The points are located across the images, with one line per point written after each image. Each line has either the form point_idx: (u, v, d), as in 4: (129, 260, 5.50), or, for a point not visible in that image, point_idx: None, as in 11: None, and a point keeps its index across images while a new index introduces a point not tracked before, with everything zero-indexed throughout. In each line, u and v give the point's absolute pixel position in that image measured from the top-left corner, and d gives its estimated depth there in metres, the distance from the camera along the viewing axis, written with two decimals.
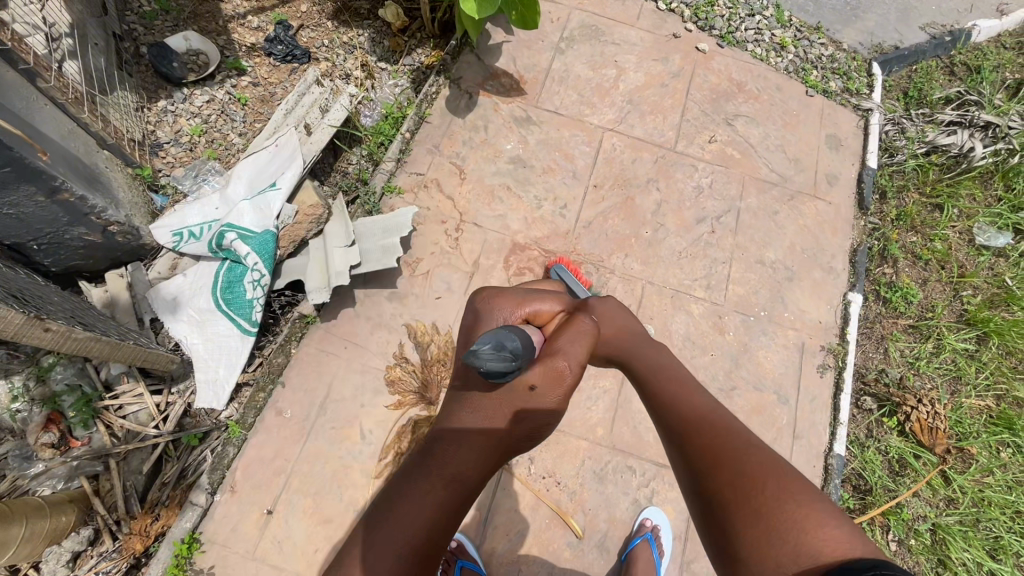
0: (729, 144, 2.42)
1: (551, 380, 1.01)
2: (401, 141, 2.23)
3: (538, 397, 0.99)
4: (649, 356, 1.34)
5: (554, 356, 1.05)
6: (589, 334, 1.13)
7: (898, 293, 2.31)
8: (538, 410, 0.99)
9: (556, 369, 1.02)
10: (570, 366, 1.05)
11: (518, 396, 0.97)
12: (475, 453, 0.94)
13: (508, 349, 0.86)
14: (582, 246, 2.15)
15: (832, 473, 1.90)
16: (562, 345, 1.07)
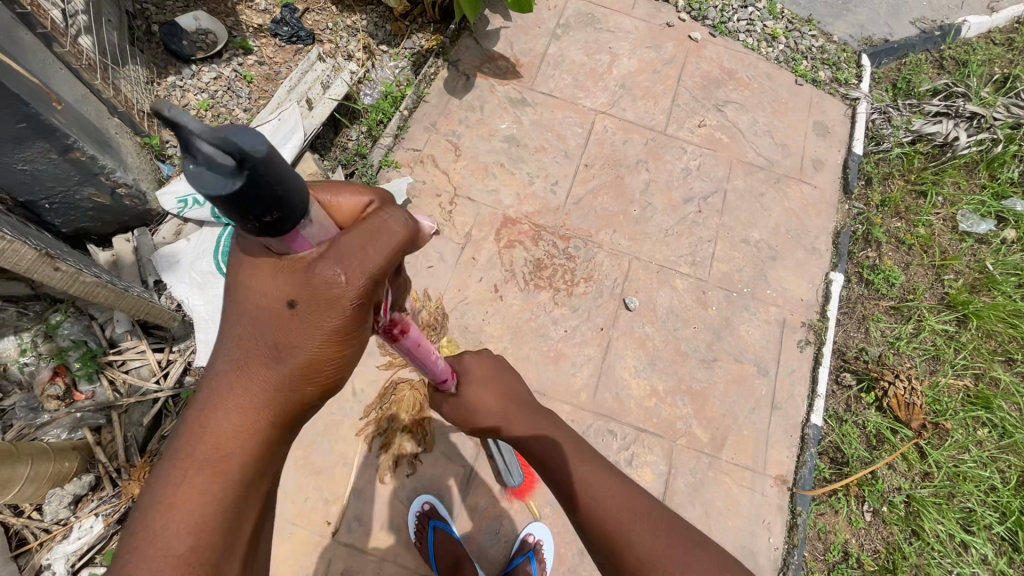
0: (718, 129, 2.49)
1: (325, 300, 0.70)
2: (399, 119, 2.32)
3: (304, 319, 0.71)
4: (527, 401, 1.27)
5: (319, 259, 0.69)
6: (397, 230, 0.72)
7: (880, 275, 2.37)
8: (303, 338, 0.72)
9: (324, 284, 0.69)
10: (343, 277, 0.69)
11: (277, 319, 0.71)
12: (245, 412, 0.72)
13: (251, 148, 0.51)
14: (571, 221, 2.21)
15: (808, 443, 1.95)
16: (338, 241, 0.70)
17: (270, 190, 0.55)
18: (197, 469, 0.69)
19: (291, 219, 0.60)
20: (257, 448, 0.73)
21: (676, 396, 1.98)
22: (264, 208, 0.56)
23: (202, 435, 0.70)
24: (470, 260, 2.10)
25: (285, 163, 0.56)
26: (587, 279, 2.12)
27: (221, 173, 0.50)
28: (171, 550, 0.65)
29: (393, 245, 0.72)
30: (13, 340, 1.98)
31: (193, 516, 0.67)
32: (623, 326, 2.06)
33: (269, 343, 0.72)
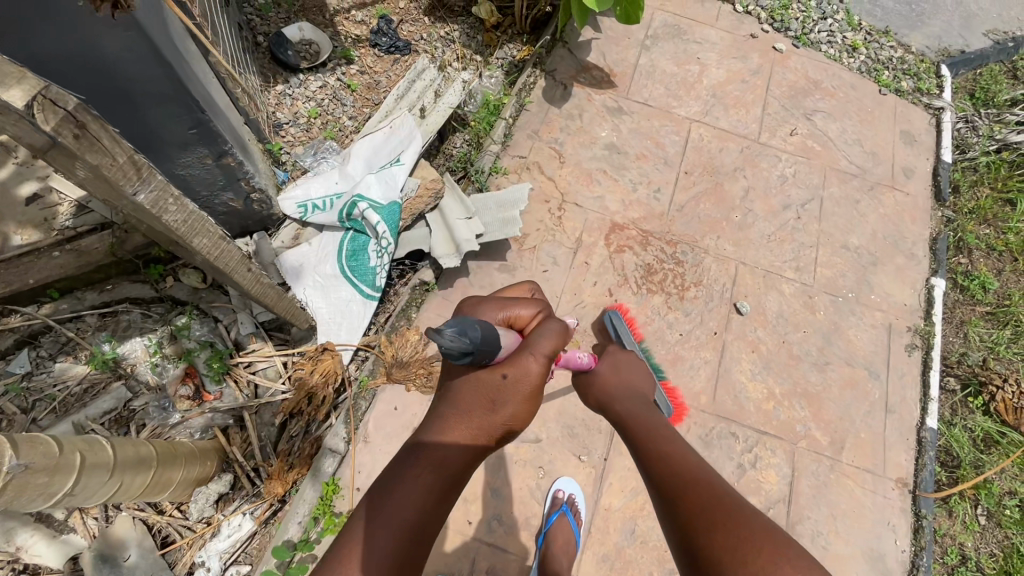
0: (809, 137, 2.53)
1: (522, 377, 1.00)
2: (505, 126, 2.37)
3: (511, 385, 1.00)
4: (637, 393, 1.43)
5: (524, 353, 1.02)
6: (558, 333, 1.08)
7: (975, 281, 2.38)
8: (507, 403, 1.01)
9: (522, 369, 1.00)
10: (537, 363, 1.02)
11: (490, 387, 1.00)
12: (453, 442, 0.99)
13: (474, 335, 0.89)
14: (676, 227, 2.26)
15: (926, 446, 1.97)
16: (535, 341, 1.05)
17: (485, 352, 0.93)
18: (424, 474, 0.96)
19: (487, 352, 0.94)
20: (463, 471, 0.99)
21: (793, 399, 2.00)
22: (488, 357, 0.95)
23: (427, 455, 0.98)
24: (583, 264, 2.14)
25: (490, 333, 0.93)
26: (698, 284, 2.15)
27: (455, 353, 0.88)
28: (400, 528, 0.90)
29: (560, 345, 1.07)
30: (142, 342, 2.05)
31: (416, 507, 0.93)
32: (735, 329, 2.09)
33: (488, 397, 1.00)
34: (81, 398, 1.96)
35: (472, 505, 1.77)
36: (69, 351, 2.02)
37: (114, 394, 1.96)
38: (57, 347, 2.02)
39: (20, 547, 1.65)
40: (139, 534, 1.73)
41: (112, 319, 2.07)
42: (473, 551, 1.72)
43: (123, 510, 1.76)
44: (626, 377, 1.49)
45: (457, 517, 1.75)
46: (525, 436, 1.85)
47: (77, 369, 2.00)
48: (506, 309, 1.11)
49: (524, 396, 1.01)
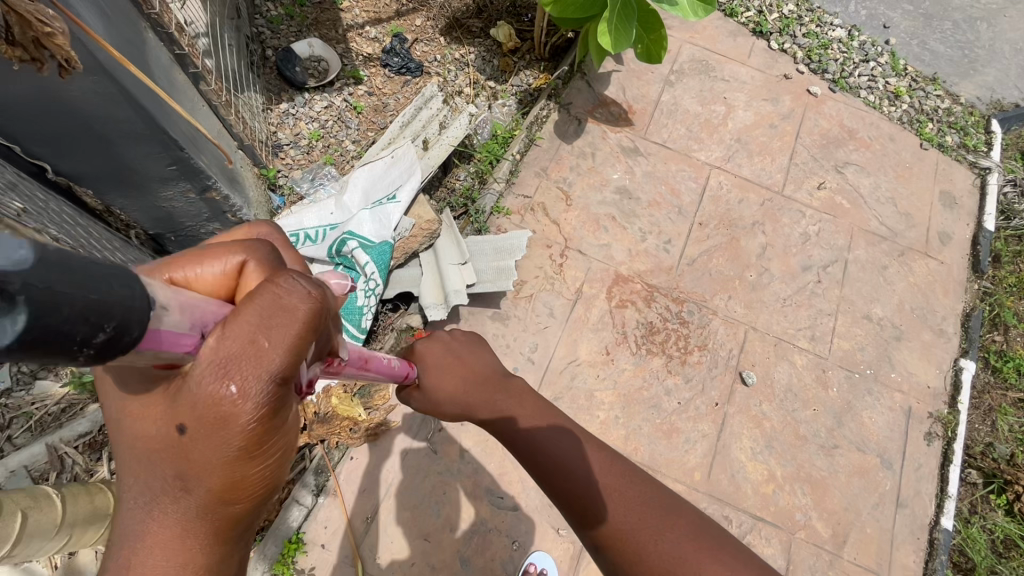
0: (839, 192, 2.36)
1: (211, 417, 0.58)
2: (511, 164, 2.26)
3: (207, 439, 0.60)
4: (485, 372, 1.21)
5: (199, 368, 0.57)
6: (293, 310, 0.57)
7: (1010, 364, 2.19)
8: (203, 446, 0.61)
9: (214, 403, 0.58)
10: (239, 394, 0.57)
11: (177, 445, 0.62)
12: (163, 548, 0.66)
13: (33, 270, 0.33)
14: (685, 283, 2.12)
15: (938, 549, 1.81)
16: (217, 346, 0.56)
17: (135, 317, 0.42)
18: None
19: (135, 320, 0.42)
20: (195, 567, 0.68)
21: (796, 485, 1.86)
22: (96, 328, 0.38)
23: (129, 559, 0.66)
24: (581, 318, 2.02)
25: (117, 273, 0.41)
26: (702, 348, 2.02)
27: (1, 324, 0.32)
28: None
29: (291, 330, 0.57)
30: None
31: None
32: (739, 402, 1.95)
33: (174, 469, 0.63)
34: (58, 419, 1.92)
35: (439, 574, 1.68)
36: (50, 369, 1.99)
37: (90, 418, 1.92)
38: (38, 363, 1.99)
39: None
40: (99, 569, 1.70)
41: None
42: None
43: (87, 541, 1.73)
44: (467, 361, 1.22)
45: None
46: (502, 503, 1.75)
47: (57, 388, 1.96)
48: (184, 278, 0.66)
49: (234, 444, 0.60)
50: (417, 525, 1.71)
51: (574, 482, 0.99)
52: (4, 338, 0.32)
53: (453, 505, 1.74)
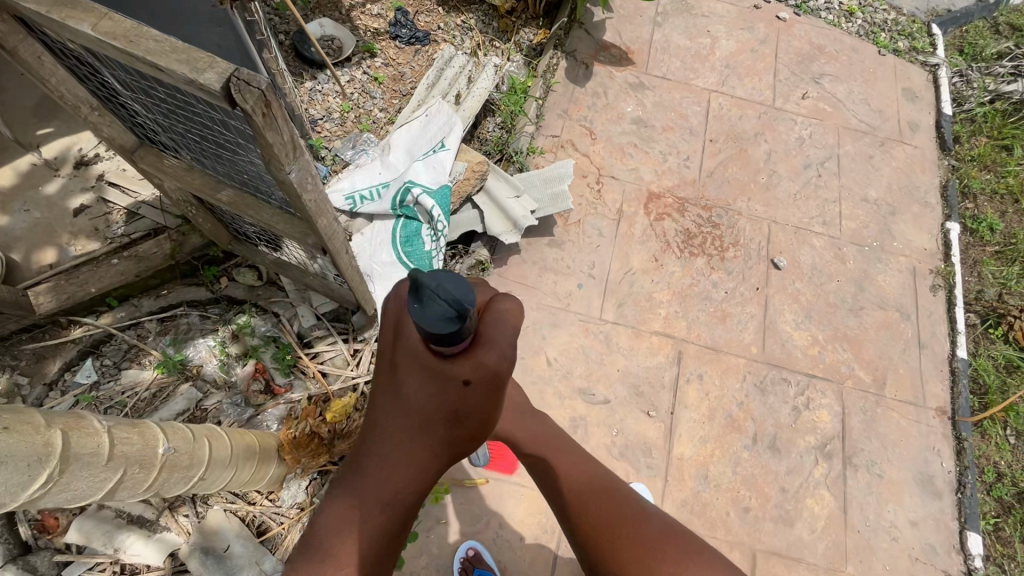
0: (820, 100, 2.67)
1: (483, 383, 0.85)
2: (536, 108, 2.45)
3: (475, 394, 0.86)
4: (520, 401, 1.58)
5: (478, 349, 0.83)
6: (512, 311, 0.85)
7: (983, 224, 2.56)
8: (474, 402, 0.88)
9: (488, 370, 0.84)
10: (501, 359, 0.84)
11: (450, 394, 0.87)
12: (406, 466, 0.97)
13: (464, 297, 0.69)
14: (709, 192, 2.37)
15: (959, 375, 2.13)
16: (486, 337, 0.83)
17: (465, 329, 0.73)
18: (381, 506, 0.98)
19: (463, 335, 0.74)
20: (417, 487, 0.99)
21: (836, 344, 2.14)
22: (457, 338, 0.73)
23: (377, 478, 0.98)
24: (628, 233, 2.24)
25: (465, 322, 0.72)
26: (735, 244, 2.27)
27: (441, 316, 0.68)
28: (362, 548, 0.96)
29: (515, 328, 0.85)
30: (205, 343, 2.06)
31: (370, 528, 0.98)
32: (775, 283, 2.21)
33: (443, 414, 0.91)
34: (152, 403, 1.95)
35: None
36: (132, 358, 2.03)
37: (185, 396, 1.97)
38: (120, 355, 2.03)
39: (120, 548, 1.69)
40: (235, 524, 1.75)
41: (171, 323, 2.08)
42: None
43: (215, 505, 1.78)
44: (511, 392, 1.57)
45: None
46: (596, 398, 1.95)
47: (144, 375, 2.00)
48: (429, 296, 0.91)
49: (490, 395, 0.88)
50: None
51: (564, 479, 1.38)
52: (436, 323, 0.69)
53: (553, 406, 1.92)
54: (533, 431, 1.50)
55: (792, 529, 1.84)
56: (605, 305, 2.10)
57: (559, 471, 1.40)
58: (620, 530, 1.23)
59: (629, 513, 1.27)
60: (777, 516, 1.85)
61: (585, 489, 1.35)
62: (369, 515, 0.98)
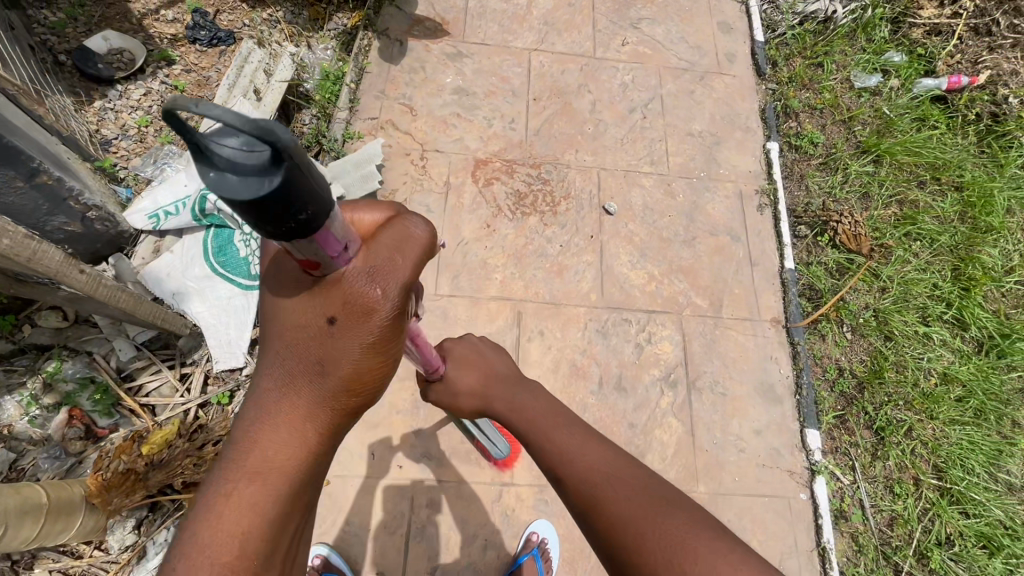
0: (640, 44, 2.71)
1: (359, 318, 0.66)
2: (349, 92, 2.36)
3: (345, 334, 0.68)
4: (505, 373, 1.17)
5: (349, 277, 0.64)
6: (420, 236, 0.67)
7: (805, 140, 2.67)
8: (346, 351, 0.68)
9: (354, 299, 0.65)
10: (382, 295, 0.65)
11: (315, 340, 0.69)
12: (287, 423, 0.72)
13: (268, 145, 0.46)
14: (537, 150, 2.36)
15: (789, 285, 2.23)
16: (366, 257, 0.65)
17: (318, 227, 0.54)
18: (247, 477, 0.71)
19: (319, 214, 0.52)
20: (298, 455, 0.73)
21: (673, 276, 2.19)
22: (297, 204, 0.49)
23: (246, 455, 0.72)
24: (456, 204, 2.21)
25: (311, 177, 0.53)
26: (567, 198, 2.28)
27: (243, 172, 0.46)
28: (224, 549, 0.68)
29: (421, 254, 0.68)
30: (12, 400, 1.80)
31: (235, 516, 0.70)
32: (608, 229, 2.24)
33: (313, 357, 0.70)
34: None
35: (398, 451, 1.79)
36: None
37: None
38: None
39: None
40: None
41: None
42: (409, 492, 1.75)
43: (36, 568, 1.63)
44: (484, 361, 1.18)
45: (387, 466, 1.77)
46: None
47: None
48: (336, 206, 0.70)
49: (367, 343, 0.67)
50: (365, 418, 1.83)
51: (584, 481, 0.92)
52: (245, 191, 0.46)
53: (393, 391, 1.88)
54: (531, 410, 1.08)
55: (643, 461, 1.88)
56: (440, 281, 2.07)
57: (552, 454, 0.98)
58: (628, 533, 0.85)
59: (644, 500, 0.87)
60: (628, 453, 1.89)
61: (594, 471, 0.93)
62: (234, 488, 0.71)
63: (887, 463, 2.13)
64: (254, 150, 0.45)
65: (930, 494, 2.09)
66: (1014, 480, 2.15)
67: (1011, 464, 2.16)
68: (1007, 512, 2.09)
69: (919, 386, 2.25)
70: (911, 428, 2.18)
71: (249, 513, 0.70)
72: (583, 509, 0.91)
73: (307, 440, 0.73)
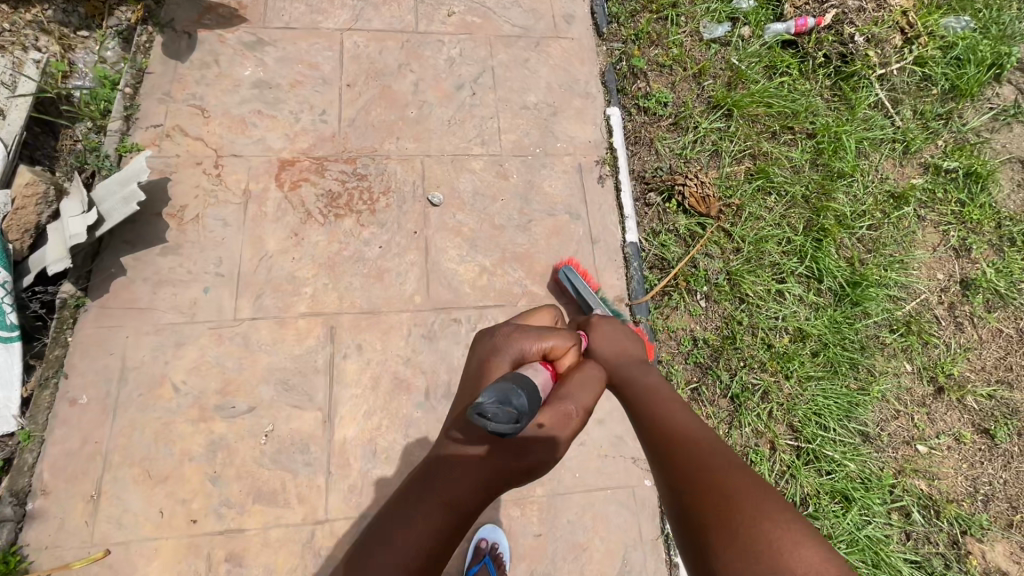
0: (468, 13, 2.49)
1: (562, 424, 1.04)
2: (124, 98, 2.06)
3: (547, 435, 1.01)
4: (639, 358, 1.30)
5: (560, 400, 1.07)
6: (595, 383, 1.15)
7: (653, 100, 2.49)
8: (543, 447, 0.99)
9: (561, 412, 1.05)
10: (578, 411, 1.08)
11: (528, 437, 0.98)
12: (479, 467, 0.92)
13: (517, 405, 0.89)
14: (351, 143, 2.14)
15: (630, 259, 2.15)
16: (564, 390, 1.10)
17: (529, 413, 0.93)
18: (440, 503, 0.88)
19: (535, 408, 0.96)
20: (482, 494, 0.91)
21: (507, 266, 2.05)
22: (530, 416, 0.93)
23: (440, 483, 0.90)
24: (257, 213, 1.97)
25: (532, 392, 0.94)
26: (386, 193, 2.08)
27: (506, 427, 0.88)
28: (413, 556, 0.83)
29: (596, 390, 1.14)
30: None
31: (428, 532, 0.86)
32: (433, 222, 2.06)
33: (518, 443, 0.96)
34: None
35: (193, 504, 1.62)
36: None
37: None
38: None
39: None
40: None
41: None
42: (206, 547, 1.59)
43: None
44: (626, 344, 1.33)
45: (179, 522, 1.60)
46: (239, 409, 1.73)
47: None
48: (539, 343, 1.14)
49: (565, 437, 1.03)
50: (152, 472, 1.64)
51: (680, 446, 0.97)
52: (511, 428, 0.89)
53: (184, 437, 1.68)
54: (641, 377, 1.20)
55: None
56: (240, 303, 1.85)
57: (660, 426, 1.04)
58: (713, 503, 0.84)
59: (745, 484, 0.86)
60: None
61: (693, 445, 0.96)
62: (434, 508, 0.88)
63: (744, 431, 2.07)
64: (508, 406, 0.88)
65: (786, 457, 2.06)
66: (868, 429, 2.13)
67: (865, 413, 2.15)
68: (863, 463, 2.08)
69: (773, 347, 2.19)
70: (766, 391, 2.12)
71: (430, 537, 0.85)
72: (667, 457, 0.96)
73: (484, 480, 0.92)
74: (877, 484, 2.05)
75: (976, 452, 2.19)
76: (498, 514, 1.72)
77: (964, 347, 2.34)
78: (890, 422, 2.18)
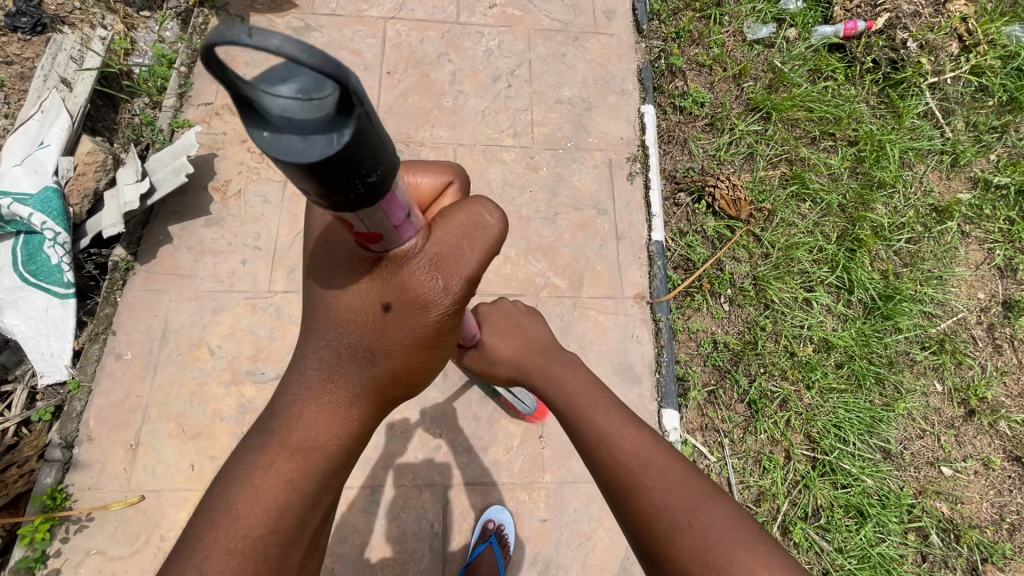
0: (509, 6, 2.51)
1: (421, 306, 0.69)
2: (178, 76, 2.17)
3: (400, 322, 0.70)
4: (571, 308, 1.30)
5: (418, 250, 0.67)
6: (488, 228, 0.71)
7: (690, 100, 2.47)
8: (403, 332, 0.71)
9: (420, 289, 0.68)
10: (445, 283, 0.68)
11: (376, 306, 0.71)
12: (330, 384, 0.77)
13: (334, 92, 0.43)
14: (387, 129, 2.20)
15: (655, 258, 2.15)
16: (434, 231, 0.69)
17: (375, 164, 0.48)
18: (291, 449, 0.75)
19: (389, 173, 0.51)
20: (342, 428, 0.78)
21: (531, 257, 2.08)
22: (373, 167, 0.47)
23: (285, 427, 0.76)
24: (295, 192, 2.06)
25: (389, 178, 0.54)
26: None
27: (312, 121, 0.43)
28: (253, 516, 0.70)
29: (487, 240, 0.71)
30: None
31: (277, 485, 0.73)
32: None
33: (367, 344, 0.73)
34: None
35: (221, 461, 1.72)
36: None
37: None
38: None
39: None
40: None
41: None
42: None
43: None
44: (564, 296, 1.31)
45: (207, 477, 1.71)
46: (268, 375, 1.82)
47: None
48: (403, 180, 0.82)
49: (430, 326, 0.71)
50: (186, 428, 1.75)
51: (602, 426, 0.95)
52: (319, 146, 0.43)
53: (217, 398, 1.78)
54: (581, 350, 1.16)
55: (484, 455, 1.80)
56: (274, 276, 1.94)
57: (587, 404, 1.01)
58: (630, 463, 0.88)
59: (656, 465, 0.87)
60: (470, 447, 1.80)
61: (612, 425, 0.94)
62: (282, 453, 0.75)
63: (760, 437, 2.05)
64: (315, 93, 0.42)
65: (801, 467, 2.03)
66: (889, 446, 2.09)
67: (888, 429, 2.10)
68: (881, 479, 2.04)
69: (796, 355, 2.15)
70: (786, 399, 2.10)
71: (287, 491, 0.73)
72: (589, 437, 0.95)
73: (349, 417, 0.78)
74: (895, 502, 2.00)
75: (1005, 480, 2.11)
76: (505, 496, 1.77)
77: (1002, 371, 2.25)
78: (914, 441, 2.12)
